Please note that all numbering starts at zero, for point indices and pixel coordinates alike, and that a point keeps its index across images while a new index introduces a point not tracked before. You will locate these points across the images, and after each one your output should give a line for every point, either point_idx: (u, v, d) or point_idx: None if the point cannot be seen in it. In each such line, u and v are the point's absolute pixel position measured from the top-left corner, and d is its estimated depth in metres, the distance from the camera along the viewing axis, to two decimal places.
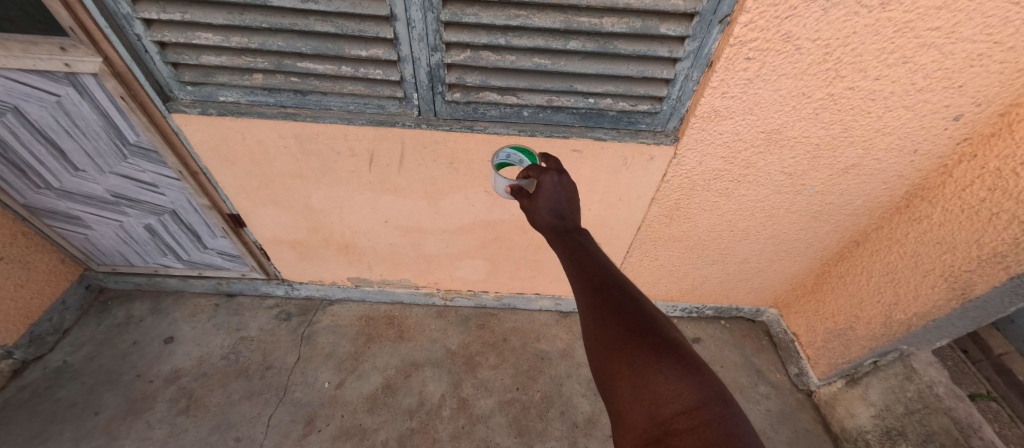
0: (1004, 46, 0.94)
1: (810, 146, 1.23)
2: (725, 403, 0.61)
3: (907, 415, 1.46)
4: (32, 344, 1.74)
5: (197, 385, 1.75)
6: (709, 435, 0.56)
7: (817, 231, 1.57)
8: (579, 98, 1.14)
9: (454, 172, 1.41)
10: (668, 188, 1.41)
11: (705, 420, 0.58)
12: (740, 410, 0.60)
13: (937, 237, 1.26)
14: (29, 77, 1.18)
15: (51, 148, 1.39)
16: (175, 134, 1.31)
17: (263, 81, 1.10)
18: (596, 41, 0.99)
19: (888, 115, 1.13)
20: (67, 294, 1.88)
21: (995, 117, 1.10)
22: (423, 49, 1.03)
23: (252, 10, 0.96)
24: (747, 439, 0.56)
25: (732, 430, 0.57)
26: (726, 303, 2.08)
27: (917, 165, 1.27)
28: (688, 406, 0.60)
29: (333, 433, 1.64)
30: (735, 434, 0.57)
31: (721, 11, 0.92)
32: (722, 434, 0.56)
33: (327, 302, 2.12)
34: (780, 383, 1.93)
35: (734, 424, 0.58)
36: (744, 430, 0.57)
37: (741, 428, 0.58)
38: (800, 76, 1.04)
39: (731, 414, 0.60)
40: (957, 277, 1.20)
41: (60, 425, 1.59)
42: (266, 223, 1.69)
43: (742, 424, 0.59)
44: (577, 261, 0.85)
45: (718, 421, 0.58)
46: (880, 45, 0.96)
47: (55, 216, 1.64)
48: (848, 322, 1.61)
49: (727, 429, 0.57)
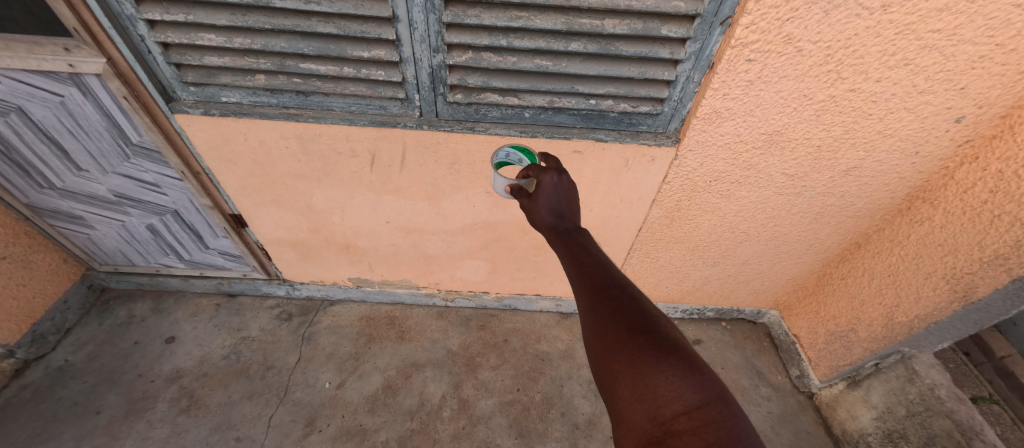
0: (1005, 49, 0.94)
1: (811, 148, 1.23)
2: (725, 403, 0.61)
3: (909, 417, 1.46)
4: (34, 343, 1.74)
5: (197, 385, 1.75)
6: (710, 436, 0.57)
7: (818, 233, 1.57)
8: (581, 100, 1.14)
9: (455, 173, 1.41)
10: (669, 189, 1.41)
11: (706, 420, 0.59)
12: (741, 410, 0.60)
13: (939, 239, 1.26)
14: (33, 77, 1.18)
15: (54, 148, 1.39)
16: (178, 134, 1.32)
17: (265, 82, 1.11)
18: (597, 42, 0.99)
19: (889, 117, 1.13)
20: (69, 294, 1.88)
21: (997, 120, 1.10)
22: (425, 50, 1.03)
23: (255, 11, 0.96)
24: (748, 439, 0.57)
25: (732, 430, 0.57)
26: (727, 305, 2.08)
27: (918, 167, 1.27)
28: (688, 407, 0.61)
29: (333, 433, 1.64)
30: (736, 434, 0.57)
31: (723, 13, 0.92)
32: (723, 435, 0.57)
33: (328, 302, 2.12)
34: (781, 385, 1.92)
35: (735, 424, 0.59)
36: (744, 430, 0.58)
37: (742, 428, 0.58)
38: (801, 78, 1.04)
39: (731, 414, 0.60)
40: (958, 279, 1.20)
41: (62, 424, 1.59)
42: (267, 223, 1.69)
43: (742, 424, 0.59)
44: (577, 261, 0.85)
45: (719, 421, 0.58)
46: (881, 47, 0.96)
47: (58, 215, 1.64)
48: (849, 324, 1.61)
49: (727, 429, 0.58)
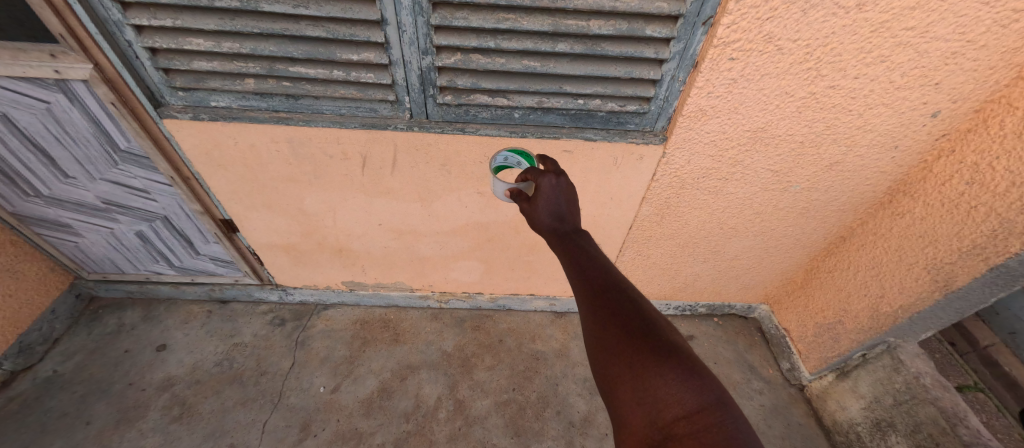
0: (976, 45, 0.98)
1: (794, 144, 1.26)
2: (725, 408, 0.62)
3: (896, 406, 1.48)
4: (21, 354, 1.72)
5: (190, 392, 1.74)
6: (709, 440, 0.58)
7: (803, 227, 1.60)
8: (569, 100, 1.16)
9: (447, 174, 1.43)
10: (658, 187, 1.43)
11: (705, 424, 0.60)
12: (740, 414, 0.62)
13: (919, 231, 1.29)
14: (19, 84, 1.18)
15: (41, 155, 1.38)
16: (166, 139, 1.31)
17: (254, 86, 1.11)
18: (584, 43, 1.01)
19: (869, 112, 1.15)
20: (57, 303, 1.86)
21: (972, 113, 1.14)
22: (413, 53, 1.04)
23: (243, 16, 0.96)
24: (747, 443, 0.58)
25: (731, 434, 0.59)
26: (718, 301, 2.11)
27: (898, 161, 1.30)
28: (689, 411, 0.62)
29: (329, 438, 1.64)
30: (736, 438, 0.58)
31: (705, 12, 0.95)
32: (722, 439, 0.58)
33: (321, 307, 2.11)
34: (773, 378, 1.95)
35: (734, 428, 0.60)
36: (744, 434, 0.59)
37: (741, 432, 0.59)
38: (782, 76, 1.07)
39: (731, 419, 0.61)
40: (939, 269, 1.24)
41: (50, 436, 1.56)
42: (259, 228, 1.68)
43: (742, 428, 0.60)
44: (577, 264, 0.86)
45: (718, 425, 0.60)
46: (858, 44, 0.99)
47: (45, 223, 1.62)
48: (837, 316, 1.64)
49: (727, 433, 0.59)
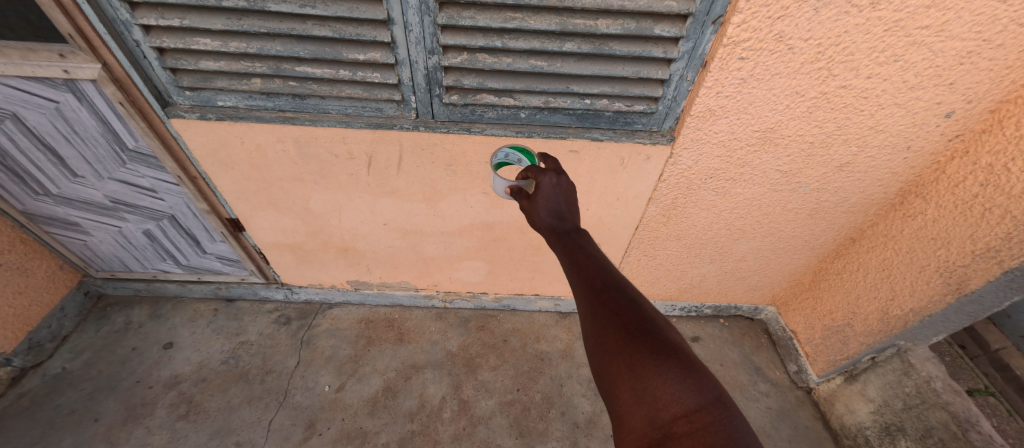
0: (992, 44, 0.96)
1: (804, 144, 1.24)
2: (724, 406, 0.62)
3: (906, 410, 1.46)
4: (31, 351, 1.74)
5: (197, 390, 1.75)
6: (707, 439, 0.58)
7: (812, 228, 1.59)
8: (576, 99, 1.15)
9: (452, 174, 1.42)
10: (665, 187, 1.42)
11: (704, 423, 0.60)
12: (738, 411, 0.62)
13: (931, 232, 1.27)
14: (29, 83, 1.18)
15: (50, 155, 1.39)
16: (174, 139, 1.32)
17: (261, 86, 1.11)
18: (591, 43, 1.00)
19: (881, 112, 1.14)
20: (66, 301, 1.88)
21: (986, 114, 1.12)
22: (420, 52, 1.04)
23: (250, 15, 0.96)
24: (746, 442, 0.58)
25: (730, 434, 0.59)
26: (725, 302, 2.09)
27: (910, 162, 1.28)
28: (688, 410, 0.61)
29: (334, 437, 1.64)
30: (733, 437, 0.58)
31: (714, 11, 0.93)
32: (721, 438, 0.58)
33: (326, 305, 2.12)
34: (779, 380, 1.93)
35: (732, 427, 0.60)
36: (742, 432, 0.59)
37: (739, 431, 0.59)
38: (793, 75, 1.06)
39: (729, 417, 0.61)
40: (951, 271, 1.22)
41: (59, 432, 1.58)
42: (265, 227, 1.69)
43: (739, 426, 0.60)
44: (577, 263, 0.85)
45: (717, 424, 0.60)
46: (871, 43, 0.98)
47: (54, 222, 1.64)
48: (845, 318, 1.62)
49: (725, 432, 0.59)
